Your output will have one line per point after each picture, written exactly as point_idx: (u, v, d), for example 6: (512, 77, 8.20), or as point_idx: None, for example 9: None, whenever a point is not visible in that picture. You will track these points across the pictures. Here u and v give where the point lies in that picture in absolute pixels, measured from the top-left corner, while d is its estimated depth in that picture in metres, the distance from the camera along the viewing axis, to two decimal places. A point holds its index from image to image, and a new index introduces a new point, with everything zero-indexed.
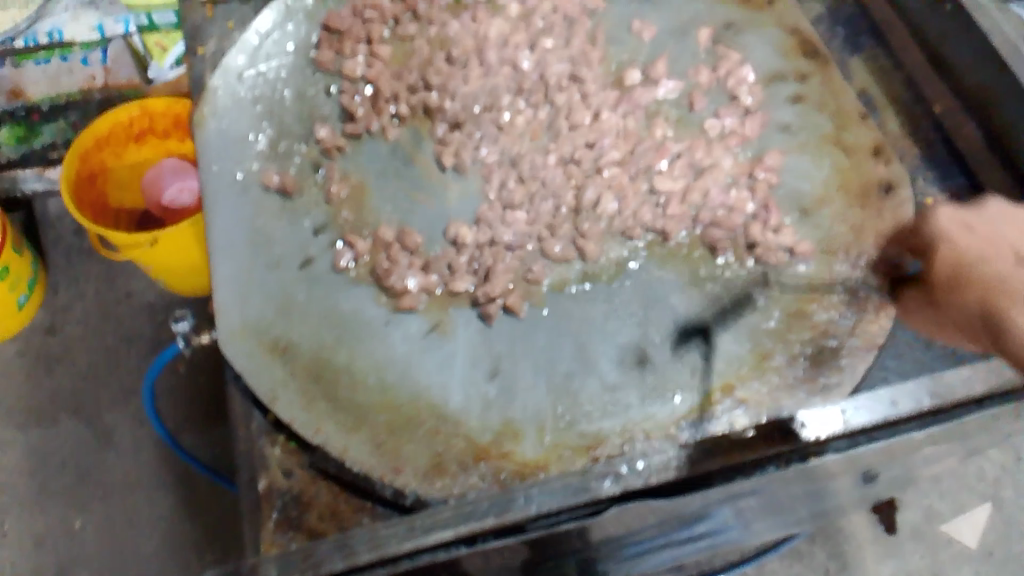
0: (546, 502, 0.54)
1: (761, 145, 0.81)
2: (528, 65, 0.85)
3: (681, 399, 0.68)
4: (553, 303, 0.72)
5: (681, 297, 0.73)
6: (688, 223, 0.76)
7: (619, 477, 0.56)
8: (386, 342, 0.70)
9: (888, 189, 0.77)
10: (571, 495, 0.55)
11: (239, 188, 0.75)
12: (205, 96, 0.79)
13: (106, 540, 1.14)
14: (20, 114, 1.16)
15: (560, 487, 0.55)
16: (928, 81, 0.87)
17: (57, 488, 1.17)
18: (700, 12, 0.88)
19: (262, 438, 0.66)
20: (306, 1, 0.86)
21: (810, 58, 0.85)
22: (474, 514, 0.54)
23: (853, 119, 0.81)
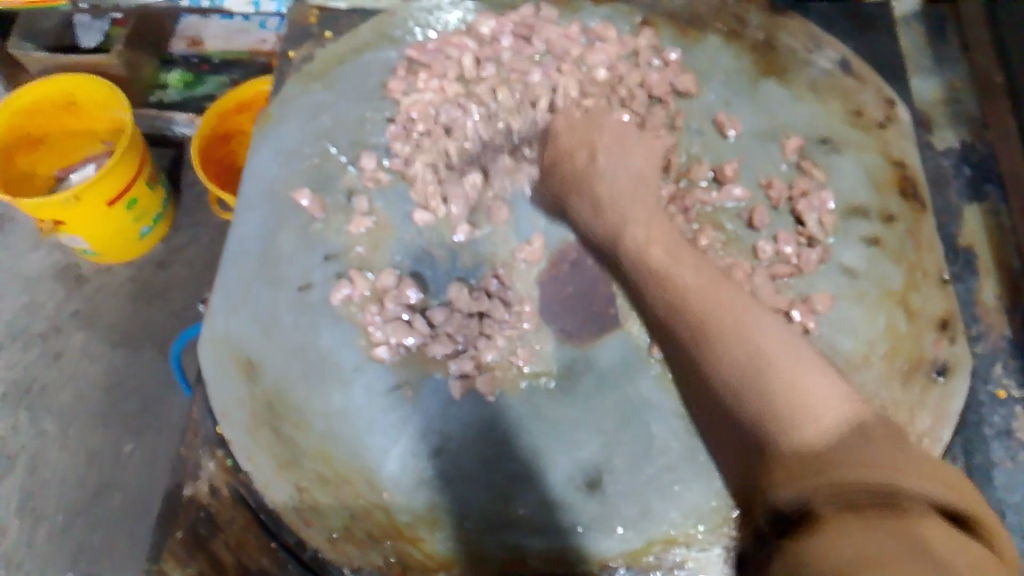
0: None
1: (814, 281, 0.73)
2: (591, 132, 0.79)
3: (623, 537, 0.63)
4: (525, 393, 0.68)
5: (663, 426, 0.67)
6: None
7: None
8: (346, 387, 0.68)
9: (940, 373, 0.67)
10: None
11: (271, 198, 0.77)
12: (279, 106, 0.83)
13: (148, 469, 1.26)
14: (194, 60, 1.53)
15: None
16: None
17: (124, 411, 1.30)
18: (798, 120, 0.80)
19: (204, 449, 0.67)
20: (399, 28, 0.87)
21: (905, 199, 0.75)
22: None
23: (926, 281, 0.72)
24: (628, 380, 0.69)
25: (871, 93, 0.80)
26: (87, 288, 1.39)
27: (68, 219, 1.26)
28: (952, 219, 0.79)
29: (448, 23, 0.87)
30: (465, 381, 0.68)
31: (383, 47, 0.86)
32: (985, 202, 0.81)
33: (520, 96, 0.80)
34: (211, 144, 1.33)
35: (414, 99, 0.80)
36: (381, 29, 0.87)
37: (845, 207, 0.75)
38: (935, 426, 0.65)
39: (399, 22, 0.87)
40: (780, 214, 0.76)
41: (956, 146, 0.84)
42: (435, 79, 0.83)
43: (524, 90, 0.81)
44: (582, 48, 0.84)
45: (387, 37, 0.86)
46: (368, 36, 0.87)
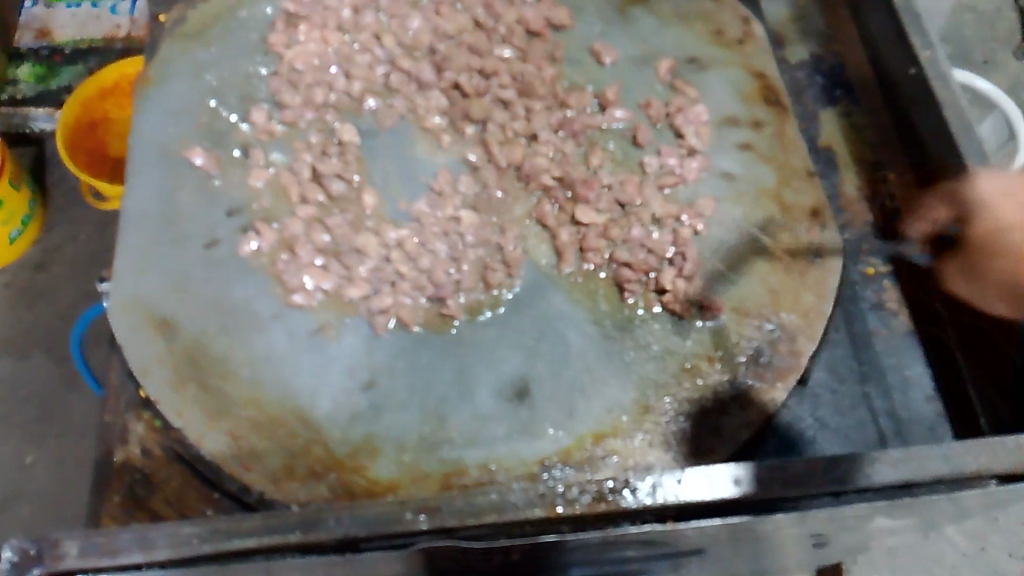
0: (355, 527, 0.52)
1: (697, 187, 0.78)
2: (478, 68, 0.82)
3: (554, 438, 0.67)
4: (465, 326, 0.71)
5: (578, 334, 0.72)
6: (604, 260, 0.75)
7: (435, 513, 0.53)
8: (269, 335, 0.69)
9: (817, 256, 0.74)
10: (381, 524, 0.53)
11: (162, 160, 0.76)
12: (155, 66, 0.81)
13: (53, 478, 1.17)
14: (46, 52, 1.39)
15: (371, 514, 0.53)
16: (890, 150, 0.84)
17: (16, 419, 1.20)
18: (667, 42, 0.85)
19: (129, 413, 0.67)
20: None
21: (770, 105, 0.82)
22: (281, 528, 0.52)
23: (796, 175, 0.78)
24: (540, 296, 0.73)
25: (728, 13, 0.86)
26: None
27: None
28: (812, 123, 0.87)
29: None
30: (388, 316, 0.71)
31: (257, 4, 0.85)
32: (842, 104, 0.88)
33: (407, 43, 0.84)
34: (77, 133, 1.24)
35: (299, 52, 0.82)
36: None
37: (718, 118, 0.81)
38: (817, 302, 0.72)
39: None
40: (661, 130, 0.81)
41: (807, 58, 0.91)
42: (316, 31, 0.83)
43: (409, 37, 0.84)
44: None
45: None
46: None
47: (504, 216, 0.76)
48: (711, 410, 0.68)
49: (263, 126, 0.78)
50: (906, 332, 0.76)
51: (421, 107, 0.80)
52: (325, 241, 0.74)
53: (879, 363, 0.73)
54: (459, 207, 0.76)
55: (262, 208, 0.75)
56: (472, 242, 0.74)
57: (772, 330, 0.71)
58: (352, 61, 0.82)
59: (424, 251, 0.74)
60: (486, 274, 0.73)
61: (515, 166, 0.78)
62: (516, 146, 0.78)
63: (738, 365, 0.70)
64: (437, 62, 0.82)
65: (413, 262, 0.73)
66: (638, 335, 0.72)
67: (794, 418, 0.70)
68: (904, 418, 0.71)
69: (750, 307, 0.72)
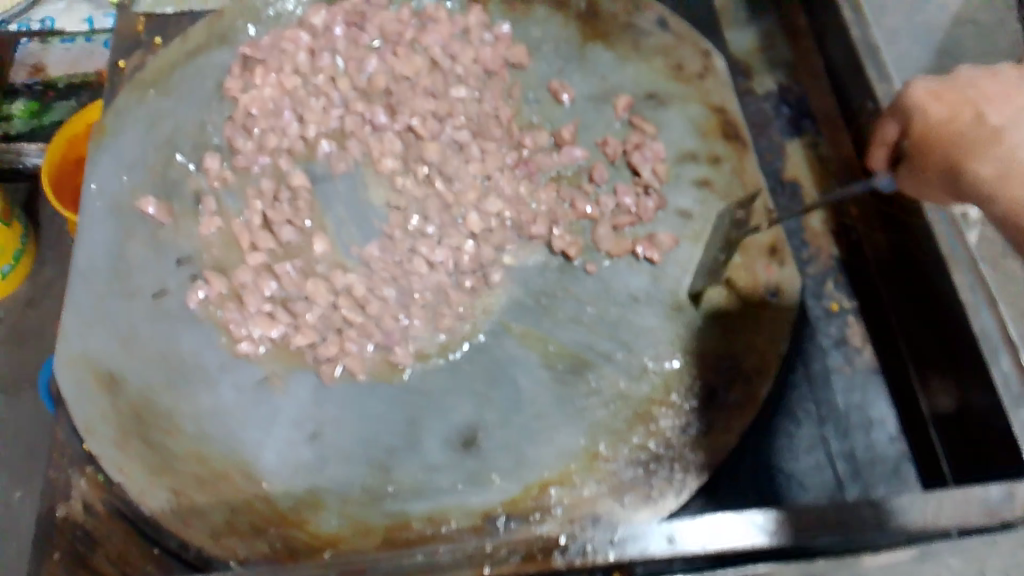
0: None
1: (655, 223, 0.78)
2: (436, 110, 0.82)
3: (500, 486, 0.65)
4: (416, 372, 0.70)
5: (529, 379, 0.70)
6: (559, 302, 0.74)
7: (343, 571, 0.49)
8: (214, 388, 0.69)
9: (774, 295, 0.71)
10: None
11: (111, 210, 0.75)
12: (107, 115, 0.80)
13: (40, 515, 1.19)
14: (38, 89, 1.41)
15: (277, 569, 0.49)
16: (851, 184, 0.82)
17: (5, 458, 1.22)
18: (624, 79, 0.85)
19: (74, 469, 0.67)
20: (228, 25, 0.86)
21: (730, 140, 0.79)
22: None
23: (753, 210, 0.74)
24: (491, 342, 0.72)
25: (689, 47, 0.84)
26: None
27: None
28: (776, 155, 0.85)
29: (281, 18, 0.87)
30: (332, 367, 0.70)
31: (215, 49, 0.84)
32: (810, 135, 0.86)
33: (363, 87, 0.84)
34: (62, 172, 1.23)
35: (255, 97, 0.82)
36: (212, 29, 0.84)
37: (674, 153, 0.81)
38: (773, 344, 0.69)
39: (231, 22, 0.85)
40: (618, 167, 0.81)
41: (775, 89, 0.89)
42: (272, 76, 0.83)
43: (366, 80, 0.84)
44: (417, 32, 0.86)
45: (218, 35, 0.85)
46: (197, 38, 0.83)
47: (455, 259, 0.75)
48: (664, 455, 0.66)
49: (216, 172, 0.78)
50: (870, 369, 0.73)
51: (374, 150, 0.79)
52: (275, 288, 0.74)
53: (838, 405, 0.71)
54: (411, 251, 0.75)
55: (213, 257, 0.76)
56: (422, 287, 0.74)
57: (726, 373, 0.69)
58: (308, 106, 0.83)
59: (372, 296, 0.73)
60: (437, 318, 0.72)
61: (469, 207, 0.77)
62: (467, 189, 0.78)
63: (691, 409, 0.68)
64: (391, 103, 0.82)
65: (362, 309, 0.72)
66: (591, 378, 0.70)
67: (751, 462, 0.68)
68: (863, 461, 0.69)
69: (705, 350, 0.71)
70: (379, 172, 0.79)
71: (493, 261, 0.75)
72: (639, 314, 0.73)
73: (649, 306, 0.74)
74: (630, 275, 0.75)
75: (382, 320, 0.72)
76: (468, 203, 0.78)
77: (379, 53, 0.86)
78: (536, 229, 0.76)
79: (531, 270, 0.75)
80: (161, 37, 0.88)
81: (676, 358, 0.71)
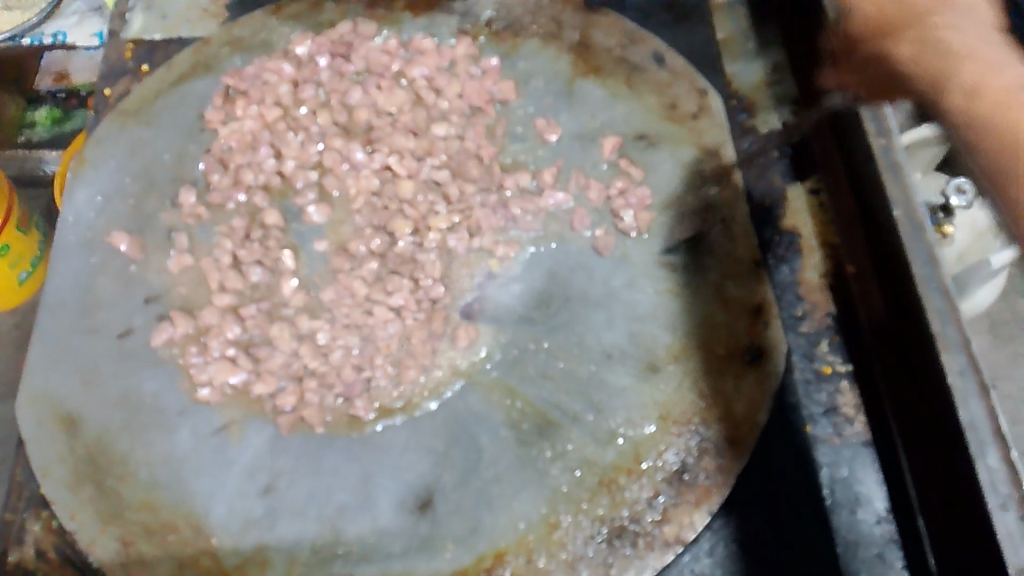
0: None
1: (632, 282, 0.74)
2: (416, 148, 0.80)
3: (452, 557, 0.63)
4: (375, 428, 0.68)
5: (492, 439, 0.68)
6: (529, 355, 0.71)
7: None
8: (173, 434, 0.68)
9: (757, 359, 0.68)
10: None
11: (86, 246, 0.75)
12: (88, 143, 0.79)
13: None
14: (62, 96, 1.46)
15: None
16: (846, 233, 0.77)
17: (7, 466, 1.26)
18: (615, 118, 0.81)
19: (28, 512, 0.65)
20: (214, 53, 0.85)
21: (719, 186, 0.76)
22: None
23: (743, 267, 0.72)
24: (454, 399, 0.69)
25: (685, 84, 0.81)
26: None
27: None
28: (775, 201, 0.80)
29: (268, 44, 0.85)
30: (291, 419, 0.68)
31: (199, 78, 0.83)
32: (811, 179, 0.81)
33: (344, 121, 0.82)
34: None
35: (233, 130, 0.80)
36: (198, 58, 0.84)
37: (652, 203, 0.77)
38: (751, 412, 0.66)
39: (217, 50, 0.85)
40: (599, 212, 0.77)
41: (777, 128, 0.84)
42: (253, 107, 0.82)
43: (345, 114, 0.82)
44: (403, 63, 0.84)
45: (204, 63, 0.84)
46: (183, 66, 0.83)
47: (421, 310, 0.72)
48: (628, 529, 0.63)
49: (190, 208, 0.77)
50: (859, 443, 0.69)
51: (351, 189, 0.78)
52: (240, 333, 0.72)
53: (819, 485, 0.67)
54: (380, 296, 0.73)
55: (179, 295, 0.74)
56: (387, 337, 0.71)
57: (696, 441, 0.67)
58: (286, 140, 0.81)
59: (338, 345, 0.71)
60: (400, 369, 0.70)
61: (443, 251, 0.75)
62: (437, 230, 0.75)
63: (658, 479, 0.65)
64: (370, 140, 0.80)
65: (324, 357, 0.71)
66: (557, 440, 0.67)
67: (716, 539, 0.65)
68: (841, 543, 0.65)
69: (677, 415, 0.68)
70: (354, 213, 0.77)
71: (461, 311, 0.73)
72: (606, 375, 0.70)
73: (619, 370, 0.70)
74: (604, 330, 0.72)
75: (342, 367, 0.70)
76: (441, 248, 0.75)
77: (361, 85, 0.83)
78: (515, 280, 0.75)
79: (498, 325, 0.72)
80: (149, 63, 0.87)
81: (648, 422, 0.68)
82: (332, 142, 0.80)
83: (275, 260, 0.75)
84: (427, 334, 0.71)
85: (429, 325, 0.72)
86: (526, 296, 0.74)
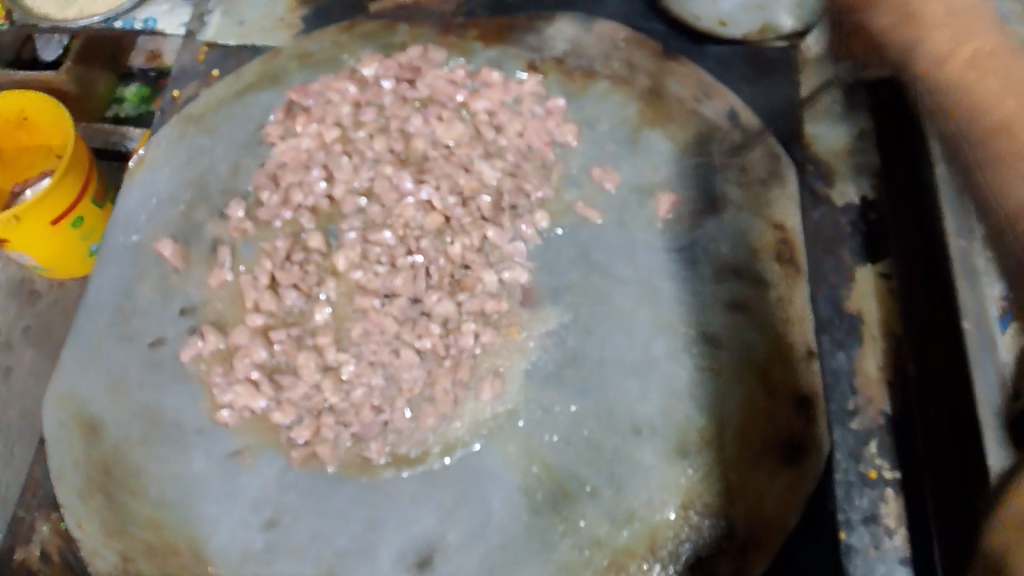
0: None
1: (673, 353, 0.70)
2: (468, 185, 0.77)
3: None
4: (381, 478, 0.66)
5: (503, 503, 0.65)
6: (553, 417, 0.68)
7: None
8: (187, 453, 0.67)
9: (793, 460, 0.64)
10: None
11: (131, 250, 0.76)
12: (149, 148, 0.81)
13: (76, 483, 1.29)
14: (152, 74, 1.57)
15: None
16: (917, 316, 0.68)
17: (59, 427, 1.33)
18: (677, 174, 0.77)
19: (41, 510, 0.67)
20: (282, 65, 0.85)
21: (781, 263, 0.71)
22: None
23: (794, 353, 0.68)
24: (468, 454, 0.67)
25: (758, 146, 0.77)
26: (40, 303, 1.48)
27: (11, 238, 1.30)
28: (843, 279, 0.72)
29: (338, 62, 0.85)
30: (304, 454, 0.67)
31: (264, 90, 0.84)
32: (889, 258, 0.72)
33: (400, 149, 0.80)
34: None
35: (288, 148, 0.80)
36: (266, 69, 0.85)
37: (705, 267, 0.73)
38: (779, 514, 0.62)
39: (285, 62, 0.85)
40: (646, 273, 0.73)
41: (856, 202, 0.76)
42: (312, 126, 0.81)
43: (401, 141, 0.80)
44: (467, 95, 0.82)
45: (271, 76, 0.84)
46: (251, 76, 0.85)
47: (448, 356, 0.70)
48: None
49: (236, 223, 0.77)
50: (898, 559, 0.62)
51: (395, 220, 0.76)
52: (265, 357, 0.71)
53: None
54: (415, 336, 0.71)
55: (211, 309, 0.74)
56: (411, 381, 0.70)
57: (717, 534, 0.63)
58: (340, 163, 0.79)
59: (360, 381, 0.70)
60: (419, 416, 0.68)
61: (479, 297, 0.72)
62: (475, 275, 0.74)
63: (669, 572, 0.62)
64: (421, 171, 0.78)
65: (345, 394, 0.70)
66: (569, 514, 0.65)
67: None
68: None
69: (700, 505, 0.64)
70: (394, 244, 0.75)
71: (487, 363, 0.70)
72: (631, 449, 0.67)
73: (645, 446, 0.67)
74: (637, 400, 0.69)
75: (362, 404, 0.69)
76: (476, 293, 0.73)
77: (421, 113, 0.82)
78: (549, 335, 0.71)
79: (526, 380, 0.70)
80: (219, 67, 0.87)
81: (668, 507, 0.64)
82: (384, 169, 0.79)
83: (310, 287, 0.74)
84: (449, 381, 0.69)
85: (453, 372, 0.70)
86: (556, 353, 0.71)
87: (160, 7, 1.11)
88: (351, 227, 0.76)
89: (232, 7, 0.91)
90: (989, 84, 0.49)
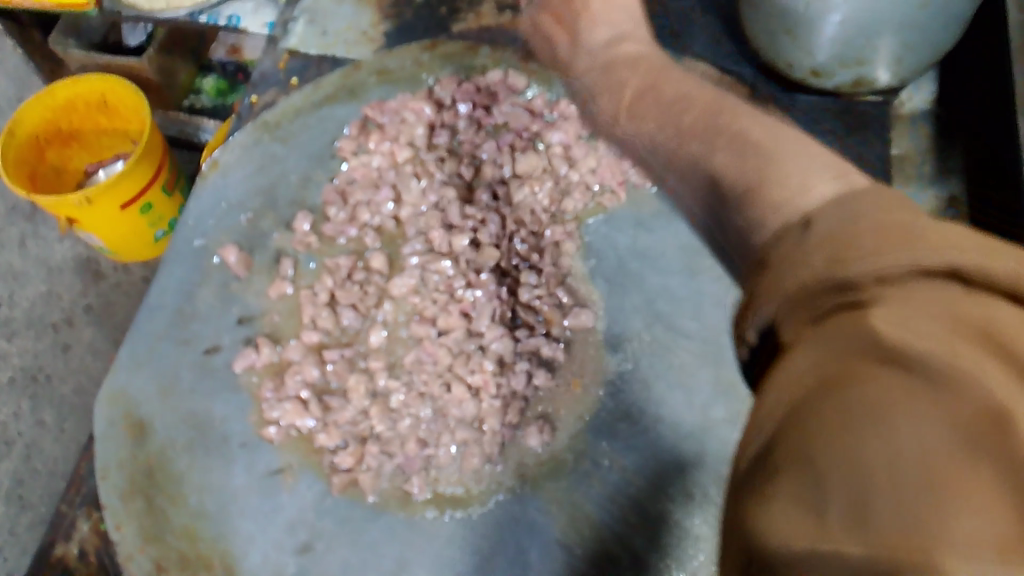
0: None
1: (731, 417, 0.67)
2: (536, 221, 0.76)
3: None
4: (420, 518, 0.65)
5: (540, 556, 0.63)
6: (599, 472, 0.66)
7: None
8: (229, 467, 0.67)
9: None
10: None
11: (195, 254, 0.76)
12: (227, 149, 0.81)
13: None
14: (231, 68, 1.58)
15: None
16: None
17: None
18: None
19: (82, 508, 0.67)
20: (365, 79, 0.84)
21: None
22: None
23: None
24: (509, 501, 0.65)
25: None
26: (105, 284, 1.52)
27: (80, 218, 1.31)
28: None
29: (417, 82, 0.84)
30: (343, 481, 0.67)
31: (341, 104, 0.83)
32: None
33: (468, 176, 0.79)
34: None
35: (359, 167, 0.81)
36: (346, 82, 0.84)
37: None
38: None
39: (364, 77, 0.84)
40: (708, 329, 0.70)
41: None
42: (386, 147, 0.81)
43: (471, 169, 0.79)
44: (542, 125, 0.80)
45: (351, 90, 0.84)
46: (329, 88, 0.84)
47: (497, 397, 0.69)
48: None
49: (301, 236, 0.77)
50: None
51: (455, 248, 0.75)
52: (315, 378, 0.71)
53: None
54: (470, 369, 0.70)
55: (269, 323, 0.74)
56: (457, 416, 0.69)
57: None
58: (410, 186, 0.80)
59: (408, 411, 0.69)
60: (462, 456, 0.67)
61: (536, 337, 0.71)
62: (537, 316, 0.72)
63: None
64: (487, 201, 0.77)
65: (391, 423, 0.69)
66: None
67: None
68: None
69: None
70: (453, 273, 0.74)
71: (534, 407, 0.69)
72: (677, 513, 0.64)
73: (693, 512, 0.64)
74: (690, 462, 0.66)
75: (406, 435, 0.69)
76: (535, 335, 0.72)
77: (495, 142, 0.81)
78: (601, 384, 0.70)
79: (579, 430, 0.68)
80: (298, 76, 0.88)
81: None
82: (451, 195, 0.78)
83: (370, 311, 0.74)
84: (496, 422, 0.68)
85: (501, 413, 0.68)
86: (608, 405, 0.68)
87: (245, 6, 1.12)
88: (412, 253, 0.76)
89: (317, 15, 0.90)
90: (720, 124, 0.60)
